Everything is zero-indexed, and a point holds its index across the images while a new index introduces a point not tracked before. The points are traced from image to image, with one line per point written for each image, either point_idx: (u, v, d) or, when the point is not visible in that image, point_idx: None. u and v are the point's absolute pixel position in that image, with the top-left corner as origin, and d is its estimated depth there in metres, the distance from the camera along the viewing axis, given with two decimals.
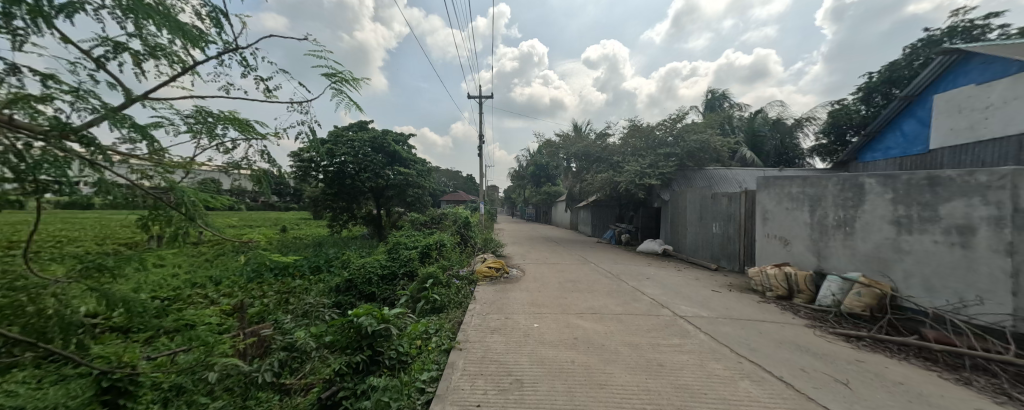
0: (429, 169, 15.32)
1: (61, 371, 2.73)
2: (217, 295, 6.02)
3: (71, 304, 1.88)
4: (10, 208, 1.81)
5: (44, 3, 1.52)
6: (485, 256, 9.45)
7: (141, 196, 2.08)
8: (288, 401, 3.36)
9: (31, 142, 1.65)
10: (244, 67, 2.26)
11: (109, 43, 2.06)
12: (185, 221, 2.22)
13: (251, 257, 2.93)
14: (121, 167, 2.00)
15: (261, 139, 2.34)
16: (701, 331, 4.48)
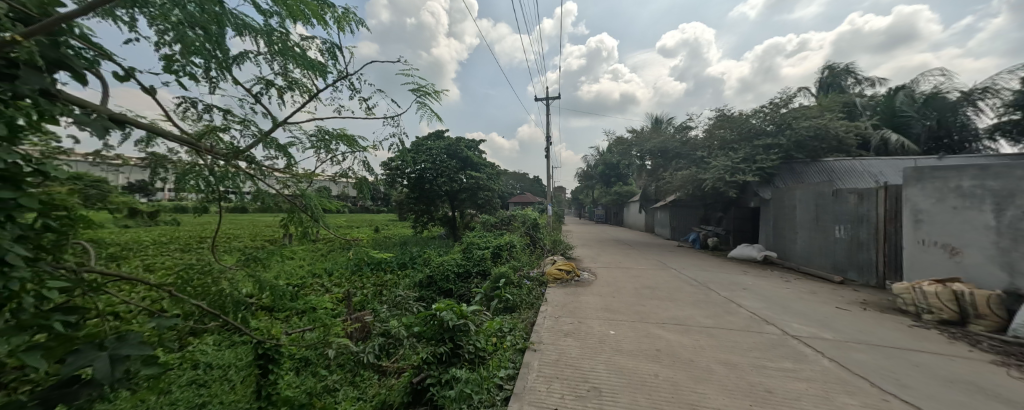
0: (499, 172, 15.92)
1: (234, 338, 3.65)
2: (328, 284, 7.14)
3: (238, 286, 2.47)
4: (201, 212, 2.46)
5: (226, 57, 2.05)
6: (554, 258, 9.46)
7: (283, 201, 2.64)
8: (384, 382, 3.80)
9: (216, 162, 2.22)
10: (352, 90, 2.69)
11: (262, 81, 2.65)
12: (311, 222, 2.72)
13: (356, 252, 3.44)
14: (270, 179, 2.54)
15: (363, 152, 2.75)
16: (824, 357, 3.82)
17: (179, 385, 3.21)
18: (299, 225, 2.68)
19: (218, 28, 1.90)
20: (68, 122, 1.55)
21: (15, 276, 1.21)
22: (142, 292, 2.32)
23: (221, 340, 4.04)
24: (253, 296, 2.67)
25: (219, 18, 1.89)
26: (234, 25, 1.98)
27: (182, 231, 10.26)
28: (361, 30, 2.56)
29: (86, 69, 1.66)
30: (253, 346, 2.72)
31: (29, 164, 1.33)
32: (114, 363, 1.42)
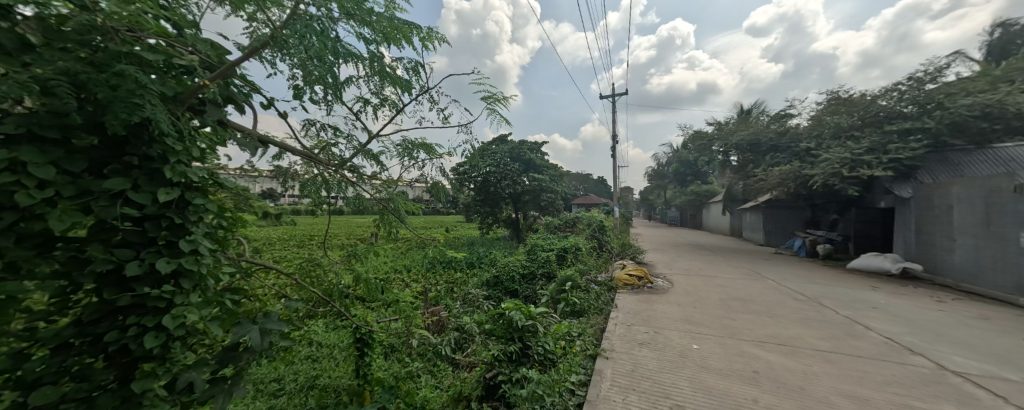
0: (562, 174, 15.75)
1: (335, 322, 4.22)
2: (408, 280, 7.80)
3: (341, 278, 2.87)
4: (315, 214, 2.92)
5: (337, 82, 2.42)
6: (625, 263, 9.02)
7: (376, 204, 2.95)
8: (457, 374, 4.04)
9: (328, 172, 2.64)
10: (432, 102, 2.95)
11: (360, 99, 3.05)
12: (397, 222, 3.01)
13: (431, 250, 3.71)
14: (366, 185, 2.88)
15: (440, 158, 2.97)
16: (1007, 403, 3.03)
17: (300, 358, 3.85)
18: (388, 226, 2.95)
19: (331, 58, 2.25)
20: (231, 144, 2.01)
21: (204, 264, 1.61)
22: (276, 278, 2.86)
23: (325, 321, 4.72)
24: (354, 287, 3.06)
25: (334, 51, 2.25)
26: (344, 54, 2.33)
27: (287, 231, 12.02)
28: (442, 47, 2.79)
29: (243, 101, 2.10)
30: (352, 333, 3.08)
31: (212, 179, 1.77)
32: (261, 335, 1.89)
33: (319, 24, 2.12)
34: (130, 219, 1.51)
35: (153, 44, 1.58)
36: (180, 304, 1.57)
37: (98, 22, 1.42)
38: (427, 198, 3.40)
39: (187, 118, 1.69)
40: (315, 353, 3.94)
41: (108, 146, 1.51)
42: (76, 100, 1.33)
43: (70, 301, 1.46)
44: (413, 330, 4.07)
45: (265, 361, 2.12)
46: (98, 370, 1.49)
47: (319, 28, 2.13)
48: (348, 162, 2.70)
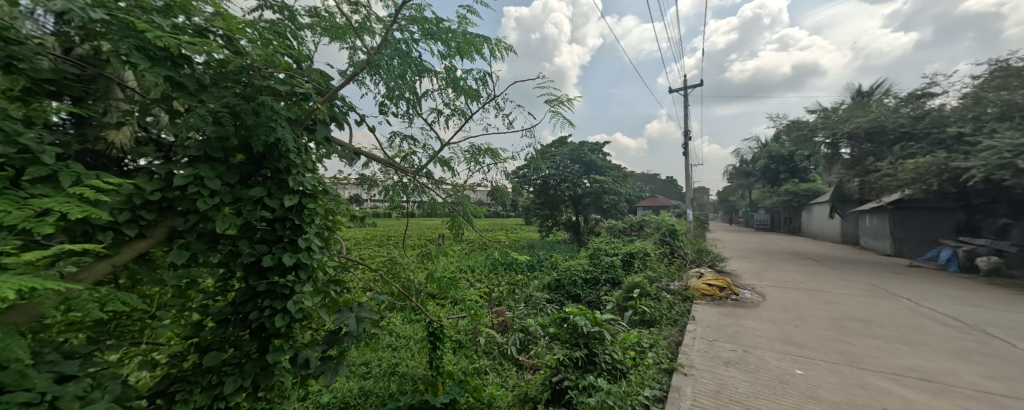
0: (626, 175, 15.05)
1: (410, 317, 4.59)
2: (472, 280, 8.11)
3: (416, 275, 3.12)
4: (395, 218, 3.23)
5: (415, 96, 2.65)
6: (701, 270, 8.27)
7: (446, 207, 3.15)
8: (521, 375, 4.10)
9: (408, 179, 2.90)
10: (498, 109, 3.07)
11: (433, 110, 3.28)
12: (464, 225, 3.17)
13: (495, 252, 3.84)
14: (438, 189, 3.10)
15: (505, 163, 3.07)
16: None
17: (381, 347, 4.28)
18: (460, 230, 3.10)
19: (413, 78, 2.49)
20: (333, 157, 2.34)
21: (316, 258, 1.92)
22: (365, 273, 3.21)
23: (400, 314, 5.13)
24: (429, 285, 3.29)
25: (415, 71, 2.48)
26: (422, 70, 2.54)
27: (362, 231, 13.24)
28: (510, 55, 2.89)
29: (343, 119, 2.43)
30: (426, 329, 3.30)
31: (321, 186, 2.09)
32: (357, 321, 2.18)
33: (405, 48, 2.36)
34: (266, 221, 1.86)
35: (282, 77, 1.91)
36: (299, 291, 1.88)
37: (247, 63, 1.76)
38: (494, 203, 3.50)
39: (304, 136, 2.03)
40: (394, 345, 4.33)
41: (249, 161, 1.87)
42: (232, 127, 1.67)
43: (226, 288, 1.84)
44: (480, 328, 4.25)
45: (360, 346, 2.42)
46: (245, 341, 1.83)
47: (404, 51, 2.38)
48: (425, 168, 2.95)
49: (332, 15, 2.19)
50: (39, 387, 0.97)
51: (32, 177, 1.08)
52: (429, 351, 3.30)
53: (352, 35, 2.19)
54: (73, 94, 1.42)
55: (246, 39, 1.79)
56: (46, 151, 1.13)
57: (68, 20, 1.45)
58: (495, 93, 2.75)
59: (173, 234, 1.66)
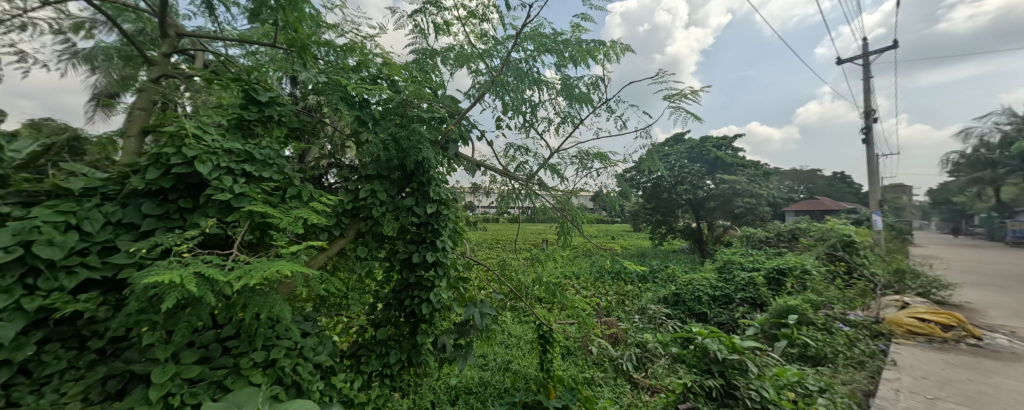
0: (766, 174, 12.57)
1: (522, 318, 4.80)
2: (579, 287, 7.99)
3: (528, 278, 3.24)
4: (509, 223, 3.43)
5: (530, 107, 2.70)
6: (901, 299, 6.04)
7: (555, 212, 3.15)
8: (637, 394, 3.83)
9: (521, 186, 3.03)
10: (610, 111, 2.96)
11: (545, 119, 3.37)
12: (576, 231, 3.14)
13: (608, 261, 3.67)
14: (549, 195, 3.16)
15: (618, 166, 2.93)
16: None
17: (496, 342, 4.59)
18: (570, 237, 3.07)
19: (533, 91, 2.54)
20: (460, 169, 2.66)
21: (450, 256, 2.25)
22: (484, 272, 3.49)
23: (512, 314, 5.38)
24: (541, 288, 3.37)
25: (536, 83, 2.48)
26: (537, 82, 2.60)
27: None
28: (624, 56, 2.82)
29: (469, 137, 2.63)
30: (537, 332, 3.37)
31: (451, 196, 2.41)
32: (481, 315, 2.43)
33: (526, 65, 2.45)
34: (415, 225, 2.27)
35: (426, 106, 2.29)
36: (438, 285, 2.23)
37: (403, 98, 2.19)
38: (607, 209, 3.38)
39: (441, 153, 2.39)
40: (507, 342, 4.59)
41: (403, 176, 2.30)
42: (393, 151, 2.10)
43: (389, 278, 2.33)
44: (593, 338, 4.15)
45: (482, 339, 2.68)
46: (400, 323, 2.25)
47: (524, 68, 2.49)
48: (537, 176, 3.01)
49: (463, 46, 2.51)
50: (295, 336, 1.43)
51: (290, 195, 1.60)
52: (540, 355, 3.37)
53: (482, 59, 2.41)
54: (306, 134, 2.04)
55: (403, 79, 2.24)
56: (296, 177, 1.66)
57: (302, 83, 2.06)
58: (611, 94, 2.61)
59: (358, 234, 2.20)
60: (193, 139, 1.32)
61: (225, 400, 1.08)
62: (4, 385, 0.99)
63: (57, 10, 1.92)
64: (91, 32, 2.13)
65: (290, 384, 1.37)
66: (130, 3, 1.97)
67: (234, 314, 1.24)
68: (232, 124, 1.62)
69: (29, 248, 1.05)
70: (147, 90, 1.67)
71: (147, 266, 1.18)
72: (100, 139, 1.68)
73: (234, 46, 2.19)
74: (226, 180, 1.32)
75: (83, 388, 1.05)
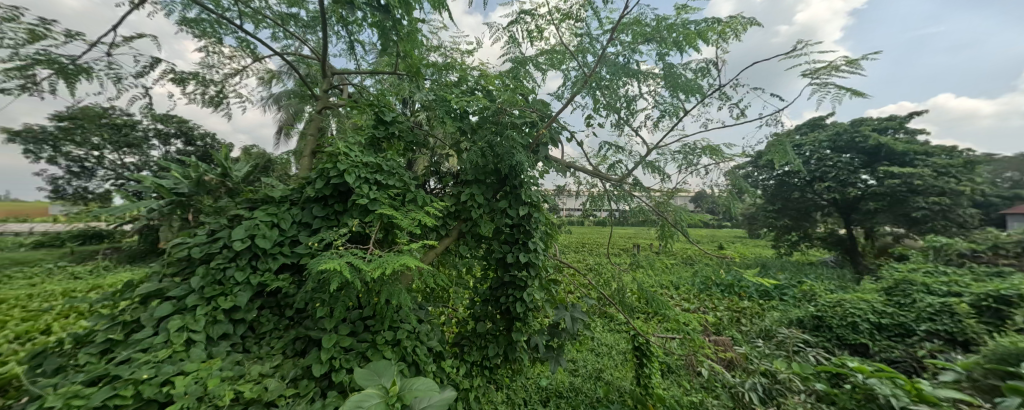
0: (966, 163, 9.17)
1: (616, 327, 4.51)
2: (683, 297, 7.12)
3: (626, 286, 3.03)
4: (602, 226, 3.31)
5: (628, 103, 2.49)
6: None
7: (652, 214, 2.86)
8: None
9: (614, 186, 2.84)
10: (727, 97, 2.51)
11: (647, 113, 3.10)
12: (682, 236, 2.77)
13: (727, 272, 3.12)
14: (646, 196, 2.88)
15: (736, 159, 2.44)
16: None
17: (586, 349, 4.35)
18: (669, 240, 2.79)
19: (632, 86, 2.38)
20: (551, 171, 2.71)
21: (539, 257, 2.33)
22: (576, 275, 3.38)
23: (606, 321, 5.05)
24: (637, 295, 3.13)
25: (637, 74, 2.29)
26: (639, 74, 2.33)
27: None
28: (746, 31, 2.36)
29: (559, 138, 2.62)
30: (630, 343, 3.13)
31: (540, 199, 2.44)
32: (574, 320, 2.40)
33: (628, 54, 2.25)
34: (508, 226, 2.39)
35: (518, 113, 2.38)
36: (531, 285, 2.31)
37: (498, 106, 2.29)
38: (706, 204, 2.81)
39: (533, 157, 2.45)
40: (599, 351, 4.35)
41: (498, 180, 2.44)
42: (490, 157, 2.25)
43: (487, 276, 2.49)
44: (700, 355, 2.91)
45: (573, 343, 2.65)
46: (497, 320, 2.38)
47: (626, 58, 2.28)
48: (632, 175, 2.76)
49: (556, 45, 2.49)
50: (414, 322, 1.67)
51: (409, 199, 1.86)
52: (634, 368, 3.13)
53: (578, 57, 2.37)
54: (417, 146, 2.36)
55: (498, 89, 2.37)
56: (413, 184, 1.92)
57: (417, 101, 2.38)
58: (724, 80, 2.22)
59: (460, 234, 2.43)
60: (344, 156, 1.69)
61: (368, 369, 1.32)
62: (243, 335, 1.49)
63: (261, 65, 2.63)
64: (277, 78, 2.84)
65: (411, 362, 1.60)
66: (300, 53, 2.56)
67: (371, 299, 1.52)
68: (367, 142, 2.06)
69: (253, 239, 1.56)
70: (314, 121, 2.19)
71: (316, 256, 1.57)
72: (282, 159, 2.26)
73: (367, 77, 2.65)
74: (363, 188, 1.64)
75: (283, 344, 1.49)
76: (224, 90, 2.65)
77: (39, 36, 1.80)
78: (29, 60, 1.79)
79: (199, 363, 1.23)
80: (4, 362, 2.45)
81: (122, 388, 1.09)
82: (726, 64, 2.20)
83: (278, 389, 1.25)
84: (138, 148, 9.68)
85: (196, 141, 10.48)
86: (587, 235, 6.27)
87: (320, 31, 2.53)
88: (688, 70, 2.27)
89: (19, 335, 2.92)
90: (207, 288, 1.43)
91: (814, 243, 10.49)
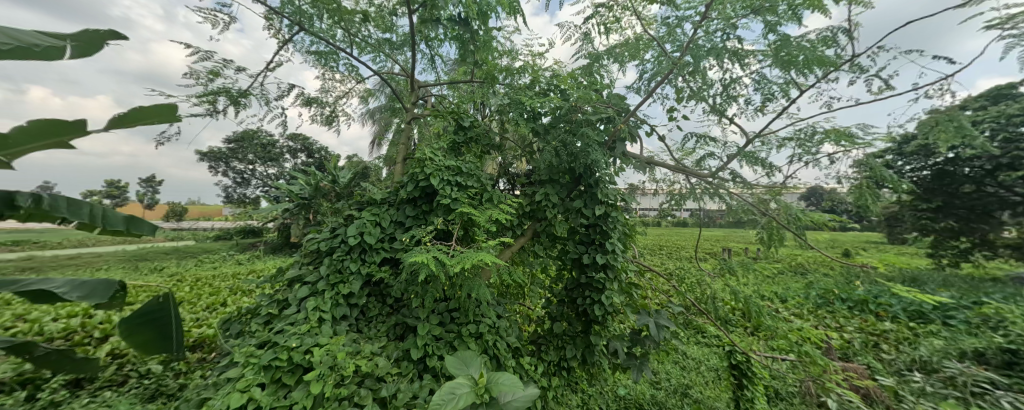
0: None
1: (708, 339, 4.04)
2: None
3: (719, 294, 2.69)
4: (690, 226, 3.00)
5: (722, 91, 2.22)
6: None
7: (751, 213, 2.49)
8: None
9: (705, 182, 2.55)
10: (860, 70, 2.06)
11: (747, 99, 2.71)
12: (789, 238, 2.38)
13: (857, 286, 2.53)
14: (746, 193, 2.51)
15: (870, 146, 1.99)
16: None
17: (673, 361, 3.98)
18: (774, 244, 2.42)
19: (731, 67, 2.13)
20: (628, 169, 2.56)
21: (618, 258, 2.23)
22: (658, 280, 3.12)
23: (696, 332, 4.54)
24: (733, 305, 2.77)
25: (734, 56, 2.04)
26: (737, 56, 2.05)
27: None
28: None
29: (637, 134, 2.48)
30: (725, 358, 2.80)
31: (618, 198, 2.31)
32: (657, 328, 2.23)
33: (726, 32, 2.01)
34: (584, 226, 2.33)
35: (592, 109, 2.28)
36: (609, 287, 2.23)
37: (571, 105, 2.26)
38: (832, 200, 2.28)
39: (609, 154, 2.35)
40: (689, 363, 3.94)
41: (572, 180, 2.39)
42: (564, 156, 2.22)
43: (563, 276, 2.46)
44: (822, 370, 2.29)
45: (657, 352, 2.47)
46: (573, 320, 2.35)
47: (723, 37, 2.04)
48: (726, 170, 2.46)
49: (633, 36, 2.36)
50: (494, 317, 1.74)
51: (486, 199, 1.93)
52: (731, 388, 2.79)
53: (657, 46, 2.21)
54: (493, 149, 2.43)
55: (571, 87, 2.33)
56: (490, 186, 1.98)
57: (493, 106, 2.47)
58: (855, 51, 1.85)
59: (535, 234, 2.46)
60: (431, 161, 1.84)
61: (456, 359, 1.42)
62: (357, 318, 1.73)
63: (362, 86, 3.01)
64: (374, 95, 3.20)
65: (493, 355, 1.68)
66: (392, 71, 2.86)
67: (456, 292, 1.64)
68: (449, 147, 2.22)
69: (362, 235, 1.80)
70: (406, 131, 2.44)
71: (410, 251, 1.75)
72: (379, 165, 2.54)
73: (446, 88, 2.84)
74: (447, 190, 1.77)
75: (386, 328, 1.70)
76: (335, 110, 3.09)
77: (218, 72, 2.29)
78: (212, 91, 2.29)
79: (328, 337, 1.48)
80: (203, 323, 3.25)
81: (279, 352, 1.37)
82: (857, 30, 1.85)
83: (385, 366, 1.44)
84: (275, 161, 11.77)
85: (315, 153, 12.41)
86: (670, 236, 5.74)
87: (407, 50, 2.79)
88: (803, 42, 1.95)
89: (209, 305, 3.83)
90: (331, 276, 1.71)
91: (998, 251, 7.08)
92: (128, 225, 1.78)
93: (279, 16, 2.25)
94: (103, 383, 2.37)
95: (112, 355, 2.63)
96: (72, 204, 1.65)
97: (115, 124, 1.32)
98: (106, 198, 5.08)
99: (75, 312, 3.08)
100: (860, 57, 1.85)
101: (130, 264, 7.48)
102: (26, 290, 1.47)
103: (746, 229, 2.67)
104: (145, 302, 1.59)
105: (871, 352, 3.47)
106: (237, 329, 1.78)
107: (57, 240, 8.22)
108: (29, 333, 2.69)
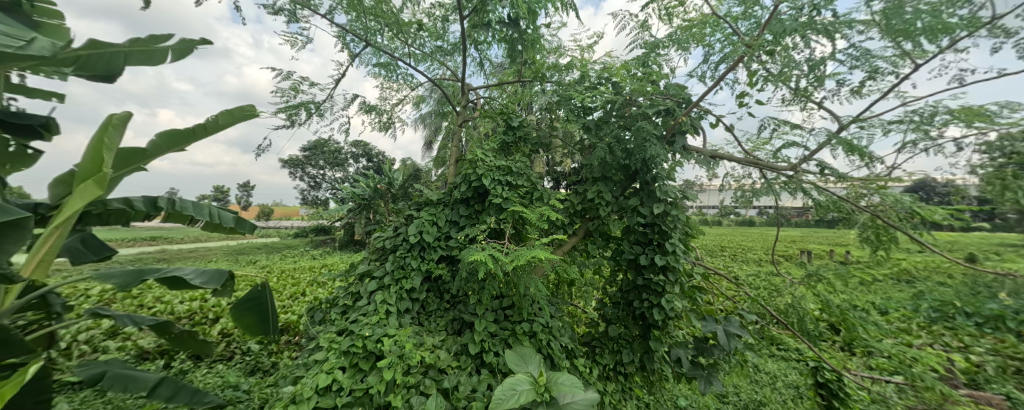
0: None
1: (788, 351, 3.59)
2: None
3: (804, 302, 2.36)
4: (767, 226, 2.68)
5: (809, 71, 1.95)
6: None
7: (845, 209, 2.16)
8: None
9: (784, 176, 2.27)
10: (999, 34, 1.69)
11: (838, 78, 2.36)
12: (897, 240, 2.01)
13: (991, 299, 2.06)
14: (838, 188, 2.17)
15: (1013, 125, 1.62)
16: None
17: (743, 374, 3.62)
18: (874, 246, 2.07)
19: (819, 44, 1.87)
20: (689, 164, 2.36)
21: (680, 260, 2.06)
22: (725, 284, 2.84)
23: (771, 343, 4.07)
24: (820, 315, 2.42)
25: (826, 30, 1.78)
26: (828, 29, 1.78)
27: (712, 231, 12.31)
28: None
29: (701, 126, 2.28)
30: (810, 375, 2.46)
31: (681, 195, 2.14)
32: (727, 337, 2.02)
33: (814, 6, 1.77)
34: (641, 225, 2.20)
35: (648, 101, 2.14)
36: (670, 291, 2.07)
37: (626, 98, 2.15)
38: (956, 195, 1.87)
39: (669, 149, 2.19)
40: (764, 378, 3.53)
41: (627, 177, 2.26)
42: (619, 153, 2.11)
43: (618, 277, 2.35)
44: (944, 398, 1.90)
45: (728, 363, 2.25)
46: (631, 324, 2.23)
47: (811, 10, 1.79)
48: (811, 161, 2.16)
49: (697, 19, 2.17)
50: (546, 317, 1.72)
51: (538, 197, 1.90)
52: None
53: (729, 27, 2.01)
54: (542, 147, 2.41)
55: (625, 79, 2.20)
56: (542, 185, 1.96)
57: (543, 105, 2.44)
58: (997, 11, 1.51)
59: (588, 233, 2.39)
60: (485, 161, 1.87)
61: (514, 358, 1.42)
62: (418, 311, 1.82)
63: (416, 92, 3.16)
64: (427, 100, 3.34)
65: (547, 355, 1.66)
66: (444, 76, 2.95)
67: (511, 290, 1.65)
68: (501, 148, 2.24)
69: (422, 234, 1.89)
70: (456, 133, 2.50)
71: (465, 249, 1.80)
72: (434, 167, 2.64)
73: (493, 89, 2.85)
74: (498, 189, 1.78)
75: (445, 322, 1.76)
76: (392, 116, 3.29)
77: (300, 89, 2.56)
78: (294, 105, 2.57)
79: (396, 329, 1.57)
80: (288, 310, 3.67)
81: (356, 340, 1.49)
82: None
83: (447, 359, 1.50)
84: (342, 166, 12.90)
85: (374, 158, 13.36)
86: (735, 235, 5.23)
87: (457, 54, 2.86)
88: (919, 5, 1.64)
89: (292, 294, 4.31)
90: (395, 271, 1.82)
91: None
92: (236, 224, 2.05)
93: (348, 34, 2.45)
94: (216, 358, 2.78)
95: (222, 333, 3.08)
96: (196, 206, 1.94)
97: (204, 129, 1.60)
98: (214, 201, 5.99)
99: (195, 296, 3.66)
100: (1004, 18, 1.51)
101: (232, 257, 8.73)
102: (164, 277, 1.76)
103: (836, 229, 2.32)
104: (250, 290, 1.82)
105: (1011, 380, 2.83)
106: (318, 317, 1.97)
107: (180, 236, 9.91)
108: (165, 312, 3.26)
